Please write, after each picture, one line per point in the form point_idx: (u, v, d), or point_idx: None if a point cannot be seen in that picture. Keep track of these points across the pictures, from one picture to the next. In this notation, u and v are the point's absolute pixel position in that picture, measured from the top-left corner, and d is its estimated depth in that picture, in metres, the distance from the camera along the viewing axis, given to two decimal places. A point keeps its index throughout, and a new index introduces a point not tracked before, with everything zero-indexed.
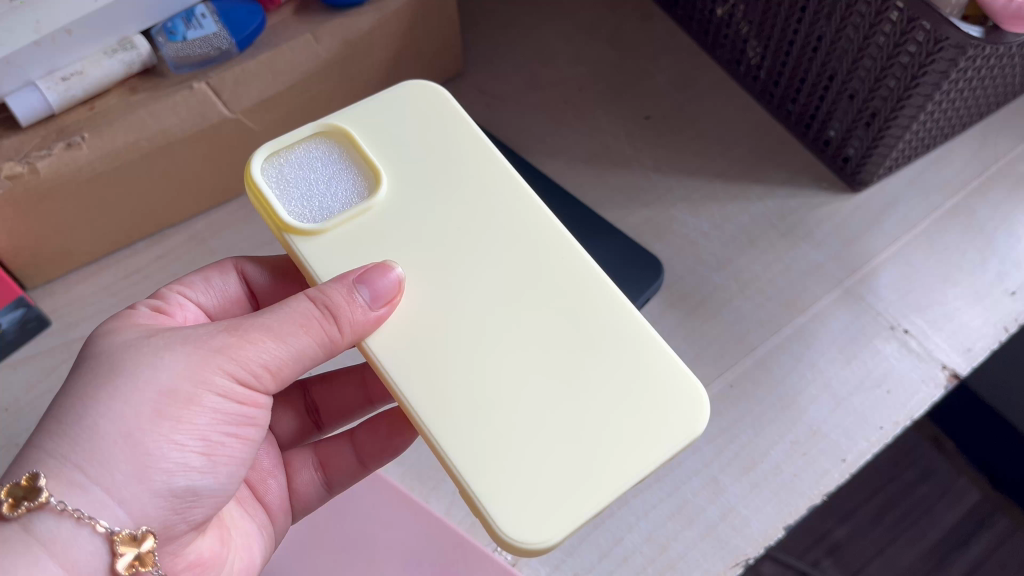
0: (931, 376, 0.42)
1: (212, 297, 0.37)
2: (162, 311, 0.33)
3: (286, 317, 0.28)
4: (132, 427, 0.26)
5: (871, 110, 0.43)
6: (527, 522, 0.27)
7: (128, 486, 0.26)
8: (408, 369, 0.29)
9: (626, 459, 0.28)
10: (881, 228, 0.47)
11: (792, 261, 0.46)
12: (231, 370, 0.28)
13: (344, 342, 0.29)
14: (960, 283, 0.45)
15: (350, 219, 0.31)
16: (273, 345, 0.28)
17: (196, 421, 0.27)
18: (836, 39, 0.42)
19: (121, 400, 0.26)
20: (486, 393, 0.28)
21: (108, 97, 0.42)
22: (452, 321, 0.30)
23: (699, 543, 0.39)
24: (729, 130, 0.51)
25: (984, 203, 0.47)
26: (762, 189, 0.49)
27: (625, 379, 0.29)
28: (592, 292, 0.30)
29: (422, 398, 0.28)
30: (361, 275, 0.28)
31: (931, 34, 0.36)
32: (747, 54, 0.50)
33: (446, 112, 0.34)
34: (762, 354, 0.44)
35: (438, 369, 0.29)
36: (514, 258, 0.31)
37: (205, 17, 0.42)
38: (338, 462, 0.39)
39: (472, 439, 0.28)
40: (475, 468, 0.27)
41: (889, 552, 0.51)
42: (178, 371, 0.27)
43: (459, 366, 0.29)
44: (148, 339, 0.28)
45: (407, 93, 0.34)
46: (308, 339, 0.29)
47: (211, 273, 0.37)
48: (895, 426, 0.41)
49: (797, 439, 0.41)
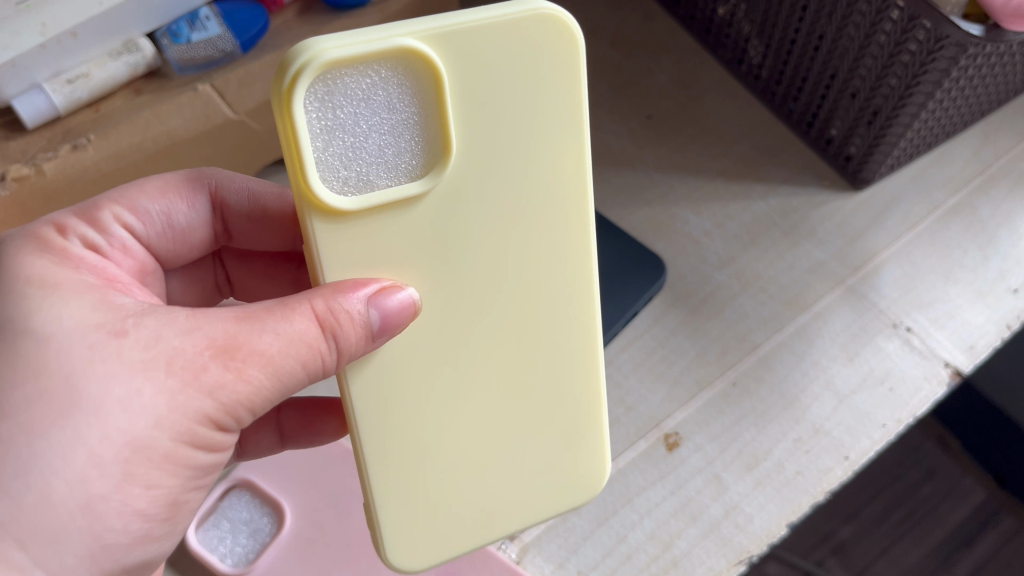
0: (934, 373, 0.42)
1: (172, 222, 0.34)
2: (98, 250, 0.30)
3: (286, 340, 0.26)
4: (92, 495, 0.24)
5: (872, 109, 0.43)
6: (416, 554, 0.30)
7: (77, 564, 0.24)
8: (375, 393, 0.28)
9: (518, 512, 0.31)
10: (883, 226, 0.47)
11: (794, 260, 0.46)
12: (222, 405, 0.25)
13: (334, 365, 0.27)
14: (962, 281, 0.45)
15: (378, 213, 0.26)
16: (263, 376, 0.26)
17: (157, 478, 0.26)
18: (837, 37, 0.42)
19: (86, 462, 0.23)
20: (435, 428, 0.29)
21: (113, 100, 0.42)
22: (427, 349, 0.28)
23: (702, 541, 0.39)
24: (731, 130, 0.51)
25: (986, 201, 0.47)
26: (764, 188, 0.49)
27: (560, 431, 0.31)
28: (563, 334, 0.30)
29: (372, 428, 0.28)
30: (377, 294, 0.26)
31: (931, 33, 0.36)
32: (748, 53, 0.50)
33: (547, 66, 0.26)
34: (764, 352, 0.44)
35: (403, 408, 0.28)
36: (514, 275, 0.29)
37: (209, 20, 0.43)
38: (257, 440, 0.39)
39: (401, 471, 0.29)
40: (392, 500, 0.29)
41: (893, 551, 0.51)
42: (167, 414, 0.24)
43: (419, 398, 0.29)
44: (124, 354, 0.24)
45: (521, 24, 0.25)
46: (299, 366, 0.27)
47: (173, 205, 0.34)
48: (898, 423, 0.41)
49: (800, 437, 0.41)
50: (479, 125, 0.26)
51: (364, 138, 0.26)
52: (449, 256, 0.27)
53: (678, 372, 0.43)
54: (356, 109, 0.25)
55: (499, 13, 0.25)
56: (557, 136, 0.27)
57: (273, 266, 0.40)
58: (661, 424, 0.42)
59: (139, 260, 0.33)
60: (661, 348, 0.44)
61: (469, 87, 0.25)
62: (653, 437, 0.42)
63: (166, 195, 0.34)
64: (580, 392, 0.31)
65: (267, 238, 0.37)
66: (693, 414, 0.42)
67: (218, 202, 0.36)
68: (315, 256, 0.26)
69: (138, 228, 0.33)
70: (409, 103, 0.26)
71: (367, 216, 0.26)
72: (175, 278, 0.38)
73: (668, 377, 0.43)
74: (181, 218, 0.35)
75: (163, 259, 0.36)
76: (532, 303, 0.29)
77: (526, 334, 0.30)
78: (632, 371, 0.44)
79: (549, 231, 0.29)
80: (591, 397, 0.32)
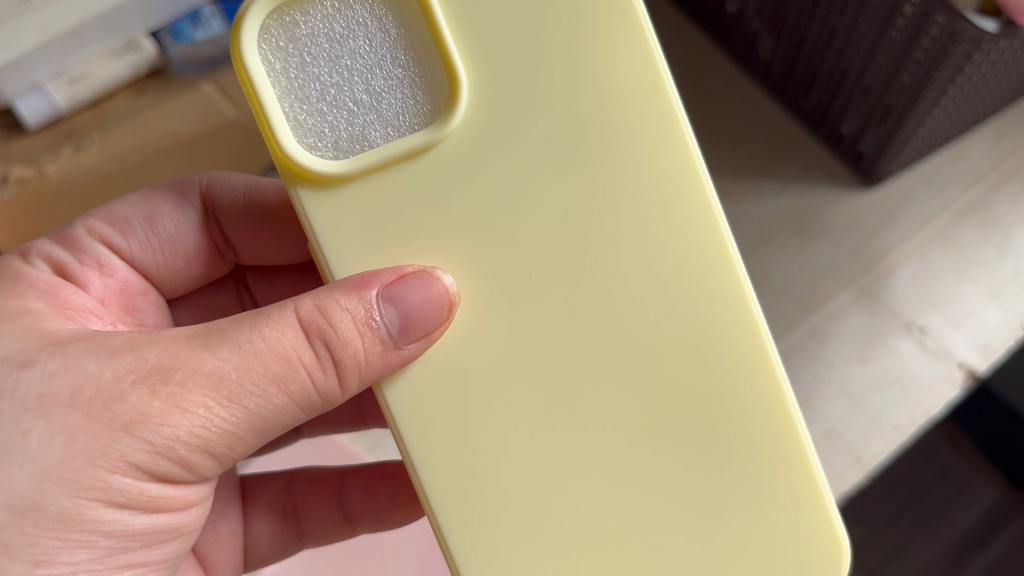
0: (949, 374, 0.43)
1: (158, 235, 0.34)
2: (64, 269, 0.31)
3: (266, 350, 0.24)
4: None
5: (885, 106, 0.42)
6: None
7: None
8: (435, 411, 0.24)
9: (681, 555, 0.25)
10: (896, 224, 0.46)
11: (805, 259, 0.46)
12: (171, 436, 0.23)
13: (317, 376, 0.25)
14: (976, 281, 0.45)
15: (380, 173, 0.24)
16: (216, 401, 0.23)
17: (74, 538, 0.23)
18: (849, 33, 0.41)
19: None
20: (531, 447, 0.25)
21: (116, 100, 0.42)
22: (502, 349, 0.25)
23: None
24: (740, 126, 0.50)
25: (1001, 197, 0.47)
26: (774, 185, 0.48)
27: (728, 463, 0.26)
28: (691, 332, 0.26)
29: (449, 445, 0.24)
30: (386, 291, 0.24)
31: (945, 29, 0.36)
32: (757, 49, 0.49)
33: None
34: (778, 353, 0.44)
35: (480, 420, 0.24)
36: (601, 255, 0.26)
37: (212, 18, 0.42)
38: (320, 516, 0.39)
39: (494, 506, 0.24)
40: (491, 539, 0.24)
41: (905, 550, 0.50)
42: (77, 458, 0.22)
43: (505, 408, 0.25)
44: (24, 388, 0.23)
45: None
46: (273, 384, 0.24)
47: (156, 210, 0.34)
48: (912, 424, 0.42)
49: (813, 439, 0.42)
50: (499, 69, 0.25)
51: (349, 86, 0.25)
52: (514, 234, 0.25)
53: None
54: (332, 54, 0.25)
55: None
56: (597, 85, 0.25)
57: (294, 283, 0.39)
58: None
59: (122, 277, 0.33)
60: None
61: (466, 21, 0.25)
62: None
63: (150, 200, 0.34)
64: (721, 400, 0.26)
65: (263, 248, 0.36)
66: None
67: (210, 202, 0.35)
68: (317, 244, 0.24)
69: (119, 240, 0.33)
70: (400, 49, 0.26)
71: (366, 176, 0.24)
72: (183, 308, 0.38)
73: None
74: (164, 218, 0.34)
75: (158, 278, 0.35)
76: (636, 292, 0.26)
77: (637, 336, 0.26)
78: None
79: (622, 203, 0.26)
80: (742, 407, 0.26)
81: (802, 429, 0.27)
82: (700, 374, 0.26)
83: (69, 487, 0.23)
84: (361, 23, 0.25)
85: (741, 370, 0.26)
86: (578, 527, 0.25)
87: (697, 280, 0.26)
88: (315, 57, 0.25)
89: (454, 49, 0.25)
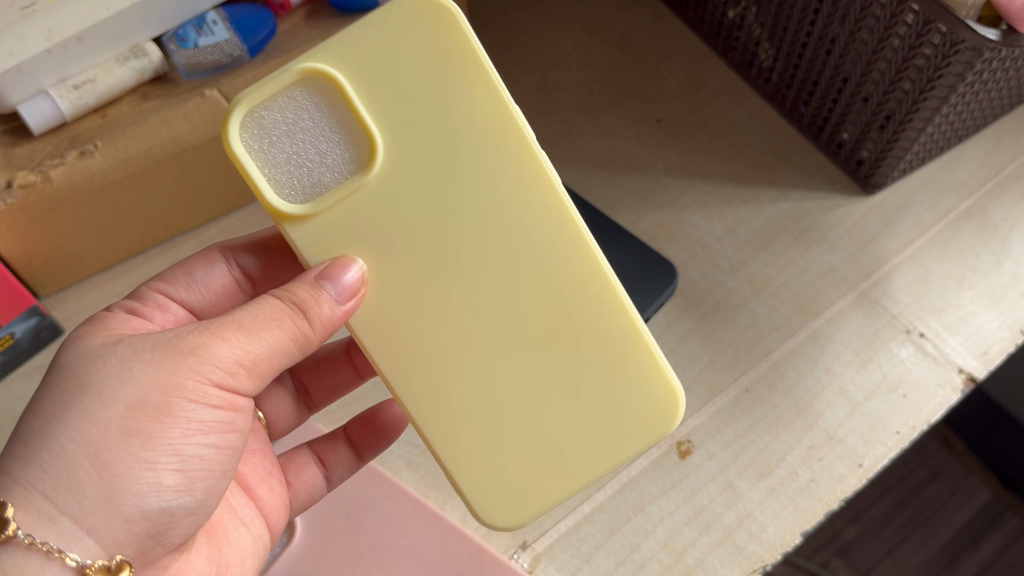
0: (948, 380, 0.42)
1: (197, 289, 0.36)
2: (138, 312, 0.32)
3: (273, 312, 0.28)
4: (98, 448, 0.25)
5: (885, 113, 0.42)
6: (498, 506, 0.30)
7: (94, 515, 0.25)
8: (394, 350, 0.30)
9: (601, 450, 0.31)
10: (894, 230, 0.47)
11: (805, 265, 0.46)
12: (215, 375, 0.27)
13: (314, 334, 0.29)
14: (975, 287, 0.45)
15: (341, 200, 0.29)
16: (245, 339, 0.27)
17: (168, 439, 0.26)
18: (850, 41, 0.41)
19: (88, 417, 0.25)
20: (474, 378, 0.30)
21: (120, 105, 0.42)
22: (435, 309, 0.30)
23: (716, 550, 0.38)
24: (740, 133, 0.51)
25: (998, 204, 0.47)
26: (775, 191, 0.49)
27: (615, 383, 0.31)
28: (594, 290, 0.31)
29: (403, 379, 0.30)
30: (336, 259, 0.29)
31: (948, 37, 0.36)
32: (758, 57, 0.50)
33: (453, 57, 0.28)
34: (776, 358, 0.43)
35: (428, 358, 0.30)
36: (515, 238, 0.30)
37: (216, 24, 0.42)
38: (337, 458, 0.39)
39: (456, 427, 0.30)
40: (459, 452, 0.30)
41: (899, 553, 0.50)
42: (154, 380, 0.26)
43: (445, 349, 0.30)
44: (113, 347, 0.27)
45: (398, 17, 0.28)
46: (283, 333, 0.28)
47: (191, 265, 0.36)
48: (912, 430, 0.41)
49: (813, 444, 0.41)
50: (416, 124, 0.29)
51: (307, 146, 0.29)
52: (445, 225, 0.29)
53: (690, 379, 0.43)
54: (292, 127, 0.29)
55: (371, 19, 0.28)
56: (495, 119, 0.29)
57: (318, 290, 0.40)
58: (673, 431, 0.42)
59: (179, 313, 0.35)
60: (672, 355, 0.44)
61: (380, 88, 0.28)
62: (666, 444, 0.41)
63: (180, 264, 0.36)
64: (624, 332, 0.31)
65: (292, 272, 0.39)
66: (705, 421, 0.42)
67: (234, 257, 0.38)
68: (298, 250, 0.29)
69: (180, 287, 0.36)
70: (339, 110, 0.29)
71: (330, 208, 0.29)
72: None
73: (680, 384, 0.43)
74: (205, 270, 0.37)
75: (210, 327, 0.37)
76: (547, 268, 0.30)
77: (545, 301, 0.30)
78: None
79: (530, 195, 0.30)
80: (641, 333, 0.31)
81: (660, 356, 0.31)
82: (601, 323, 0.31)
83: (151, 407, 0.26)
84: (307, 108, 0.29)
85: (610, 317, 0.31)
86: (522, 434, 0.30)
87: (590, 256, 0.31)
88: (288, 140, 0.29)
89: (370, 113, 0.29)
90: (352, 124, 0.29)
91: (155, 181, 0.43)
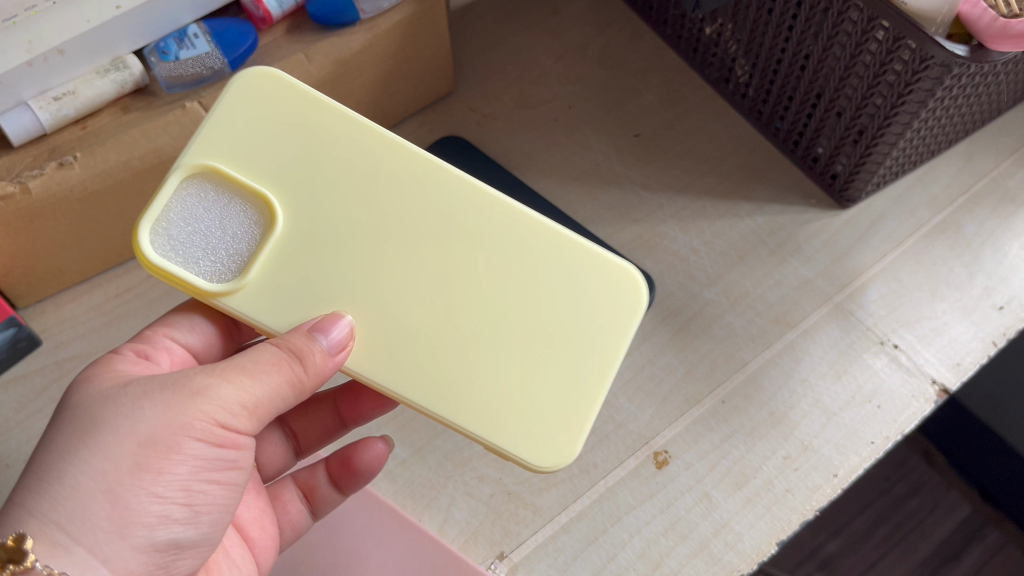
0: (921, 391, 0.43)
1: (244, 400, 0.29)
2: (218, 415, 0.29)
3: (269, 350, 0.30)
4: (113, 481, 0.27)
5: (858, 127, 0.43)
6: (530, 456, 0.32)
7: (109, 544, 0.26)
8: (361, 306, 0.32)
9: (540, 401, 0.32)
10: (870, 243, 0.47)
11: (781, 278, 0.47)
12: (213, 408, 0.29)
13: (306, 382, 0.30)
14: (948, 299, 0.45)
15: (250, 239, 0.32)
16: (246, 385, 0.29)
17: (178, 470, 0.28)
18: (823, 57, 0.42)
19: (107, 455, 0.27)
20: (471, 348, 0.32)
21: (100, 117, 0.41)
22: (418, 343, 0.32)
23: (692, 560, 0.39)
24: (717, 148, 0.52)
25: (972, 218, 0.48)
26: (751, 206, 0.49)
27: (492, 398, 0.32)
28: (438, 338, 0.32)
29: (392, 374, 0.32)
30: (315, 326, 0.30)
31: (917, 53, 0.37)
32: (735, 72, 0.51)
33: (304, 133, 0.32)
34: (752, 370, 0.44)
35: (412, 350, 0.32)
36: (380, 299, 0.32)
37: (197, 38, 0.42)
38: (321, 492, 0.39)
39: (445, 389, 0.32)
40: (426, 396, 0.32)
41: (879, 567, 0.61)
42: (154, 417, 0.28)
43: (445, 363, 0.32)
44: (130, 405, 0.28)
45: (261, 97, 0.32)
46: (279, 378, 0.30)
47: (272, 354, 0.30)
48: (886, 440, 0.41)
49: (788, 454, 0.41)
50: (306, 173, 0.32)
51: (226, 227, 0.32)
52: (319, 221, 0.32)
53: (667, 390, 0.43)
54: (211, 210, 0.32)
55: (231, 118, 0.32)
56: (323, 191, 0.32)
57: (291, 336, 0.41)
58: (650, 442, 0.42)
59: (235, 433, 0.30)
60: (650, 366, 0.44)
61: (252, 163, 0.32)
62: (643, 454, 0.41)
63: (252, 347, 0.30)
64: (521, 352, 0.32)
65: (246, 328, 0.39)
66: (681, 432, 0.42)
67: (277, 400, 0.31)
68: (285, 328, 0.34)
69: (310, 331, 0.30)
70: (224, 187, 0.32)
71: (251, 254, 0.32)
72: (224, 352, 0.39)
73: (658, 395, 0.43)
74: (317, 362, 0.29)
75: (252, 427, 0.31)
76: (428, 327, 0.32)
77: (508, 328, 0.32)
78: (621, 390, 0.43)
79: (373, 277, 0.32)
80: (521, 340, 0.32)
81: (491, 395, 0.32)
82: (467, 370, 0.32)
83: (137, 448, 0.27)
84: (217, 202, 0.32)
85: (468, 362, 0.32)
86: (488, 381, 0.32)
87: (418, 323, 0.32)
88: (201, 230, 0.32)
89: (250, 176, 0.32)
90: (234, 190, 0.32)
91: (135, 194, 0.43)
